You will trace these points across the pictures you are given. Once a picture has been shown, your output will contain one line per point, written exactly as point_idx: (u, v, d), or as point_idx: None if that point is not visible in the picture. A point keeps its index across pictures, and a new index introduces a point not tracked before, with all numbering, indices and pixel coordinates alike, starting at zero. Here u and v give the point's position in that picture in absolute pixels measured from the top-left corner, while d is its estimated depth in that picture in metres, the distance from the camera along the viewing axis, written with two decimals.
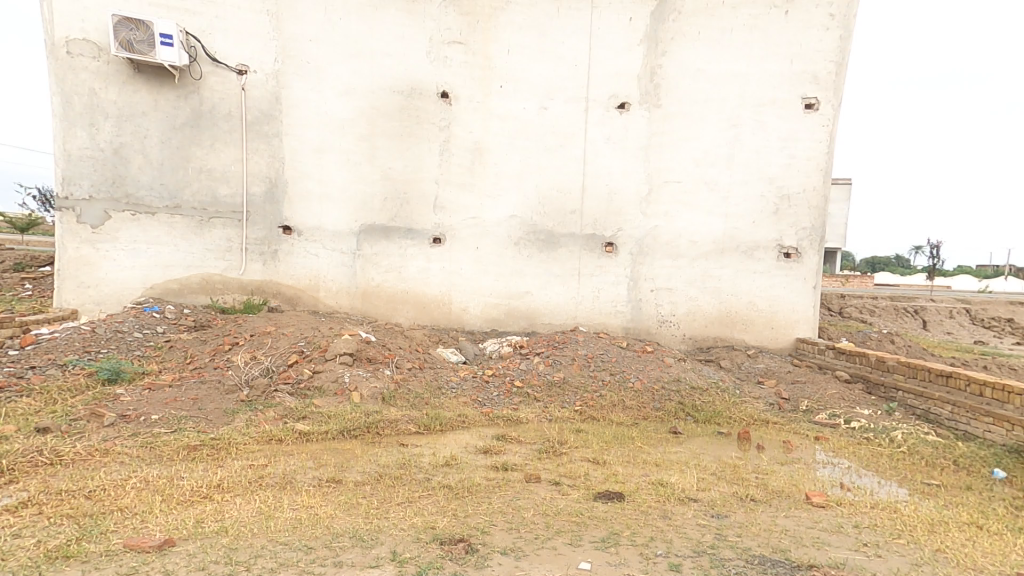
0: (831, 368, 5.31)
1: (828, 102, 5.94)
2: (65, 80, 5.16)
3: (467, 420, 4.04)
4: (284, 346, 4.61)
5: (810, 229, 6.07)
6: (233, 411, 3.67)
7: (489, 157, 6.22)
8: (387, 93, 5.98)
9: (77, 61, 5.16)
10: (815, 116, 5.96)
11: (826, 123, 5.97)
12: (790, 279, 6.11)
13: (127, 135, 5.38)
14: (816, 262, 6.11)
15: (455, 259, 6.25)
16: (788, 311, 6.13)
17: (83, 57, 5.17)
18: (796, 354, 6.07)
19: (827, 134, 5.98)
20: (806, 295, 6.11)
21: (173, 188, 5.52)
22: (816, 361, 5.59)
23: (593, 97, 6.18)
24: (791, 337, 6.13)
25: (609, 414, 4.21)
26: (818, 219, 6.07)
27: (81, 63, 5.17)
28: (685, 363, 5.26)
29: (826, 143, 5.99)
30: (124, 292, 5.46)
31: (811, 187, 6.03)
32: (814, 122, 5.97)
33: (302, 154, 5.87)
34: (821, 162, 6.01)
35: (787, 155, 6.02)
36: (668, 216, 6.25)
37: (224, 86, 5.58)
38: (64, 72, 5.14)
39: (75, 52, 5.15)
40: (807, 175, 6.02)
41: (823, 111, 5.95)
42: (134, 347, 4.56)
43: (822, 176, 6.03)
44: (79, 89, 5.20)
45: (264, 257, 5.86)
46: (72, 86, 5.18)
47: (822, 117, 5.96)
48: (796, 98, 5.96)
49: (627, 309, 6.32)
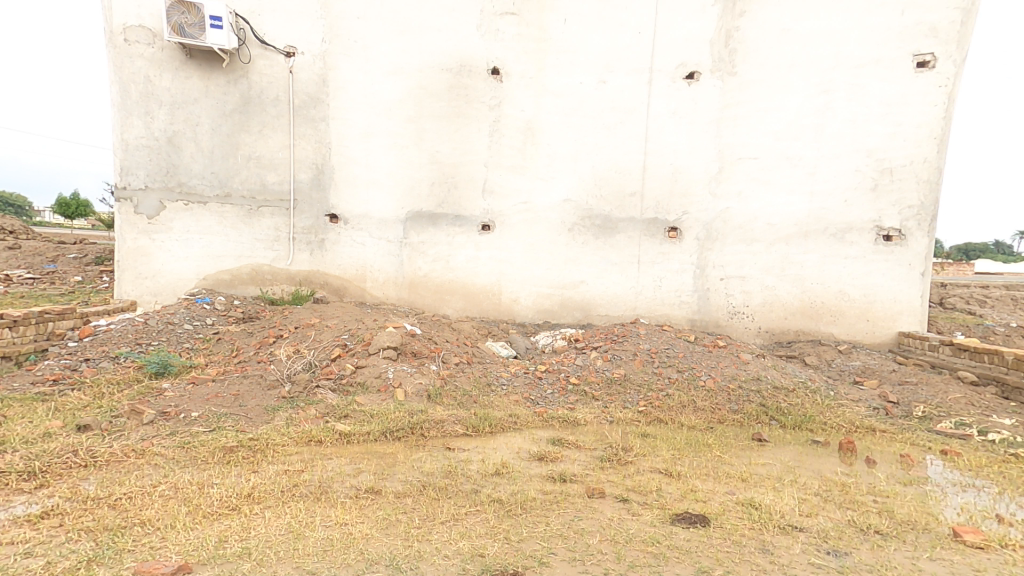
0: (949, 369, 4.58)
1: (947, 58, 5.09)
2: (123, 68, 5.17)
3: (519, 421, 3.67)
4: (327, 340, 4.41)
5: (918, 207, 5.27)
6: (275, 408, 3.48)
7: (542, 138, 5.80)
8: (435, 72, 5.68)
9: (133, 48, 5.16)
10: (929, 75, 5.13)
11: (943, 83, 5.13)
12: (889, 265, 5.34)
13: (179, 123, 5.35)
14: (923, 245, 5.31)
15: (506, 248, 5.88)
16: (885, 301, 5.37)
17: (139, 44, 5.17)
18: (899, 350, 5.31)
19: (945, 96, 5.14)
20: (910, 283, 5.32)
21: (223, 177, 5.46)
22: (926, 358, 4.84)
23: (658, 66, 5.62)
24: (889, 331, 5.37)
25: (677, 416, 3.72)
26: (927, 195, 5.25)
27: (137, 50, 5.17)
28: (764, 359, 4.66)
29: (943, 106, 5.15)
30: (179, 283, 5.47)
31: (919, 158, 5.22)
32: (927, 82, 5.15)
33: (350, 139, 5.68)
34: (934, 130, 5.18)
35: (890, 121, 5.25)
36: (742, 196, 5.61)
37: (273, 69, 5.45)
38: (122, 60, 5.16)
39: (130, 39, 5.15)
40: (916, 145, 5.22)
41: (941, 68, 5.11)
42: (184, 339, 4.50)
43: (935, 146, 5.20)
44: (135, 78, 5.21)
45: (312, 246, 5.72)
46: (128, 73, 5.19)
47: (938, 76, 5.13)
48: (906, 55, 5.15)
49: (693, 300, 5.75)
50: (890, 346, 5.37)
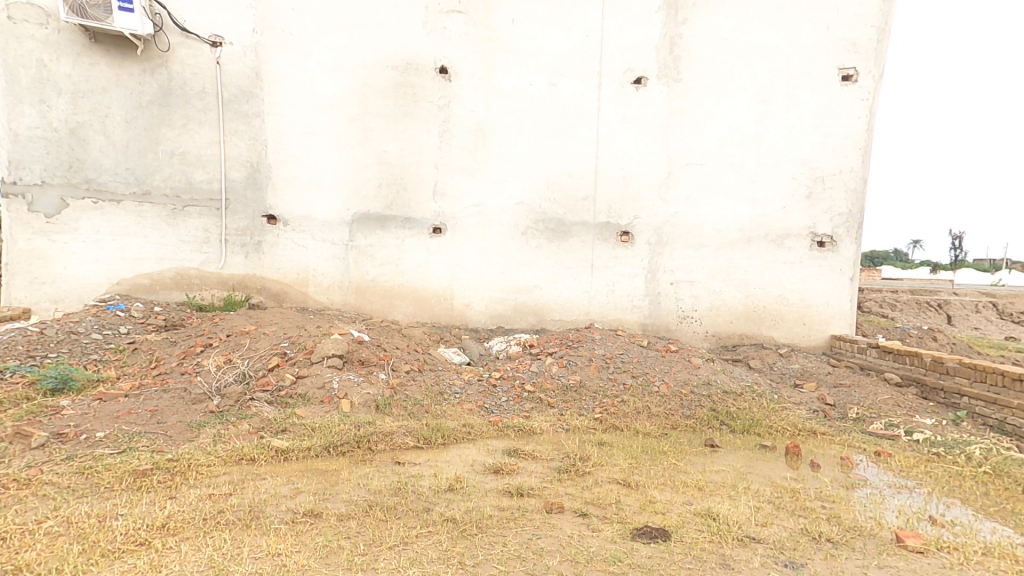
0: (876, 371, 4.79)
1: (867, 73, 5.38)
2: (8, 49, 4.59)
3: (473, 431, 3.53)
4: (263, 348, 4.10)
5: (847, 215, 5.54)
6: (200, 424, 3.18)
7: (493, 139, 5.70)
8: (380, 68, 5.45)
9: (20, 27, 4.60)
10: (853, 89, 5.42)
11: (865, 96, 5.42)
12: (825, 270, 5.58)
13: (84, 114, 4.85)
14: (852, 250, 5.59)
15: (457, 250, 5.73)
16: (821, 306, 5.61)
17: (28, 24, 4.62)
18: (831, 353, 5.54)
19: (866, 109, 5.43)
20: (843, 288, 5.58)
21: (141, 174, 5.02)
22: (856, 361, 5.07)
23: (606, 71, 5.64)
24: (825, 334, 5.61)
25: (632, 423, 3.70)
26: (856, 202, 5.53)
27: (25, 30, 4.62)
28: (714, 364, 4.75)
29: (866, 119, 5.44)
30: (85, 289, 4.95)
31: (848, 168, 5.50)
32: (852, 95, 5.43)
33: (289, 135, 5.36)
34: (861, 141, 5.47)
35: (822, 132, 5.49)
36: (690, 202, 5.72)
37: (197, 59, 5.06)
38: (6, 40, 4.58)
39: (18, 18, 4.59)
40: (844, 155, 5.49)
41: (862, 82, 5.40)
42: (91, 350, 4.06)
43: (861, 156, 5.48)
44: (27, 61, 4.66)
45: (247, 249, 5.36)
46: (15, 56, 4.62)
47: (861, 90, 5.41)
48: (833, 69, 5.41)
49: (644, 304, 5.80)
50: (827, 348, 5.61)
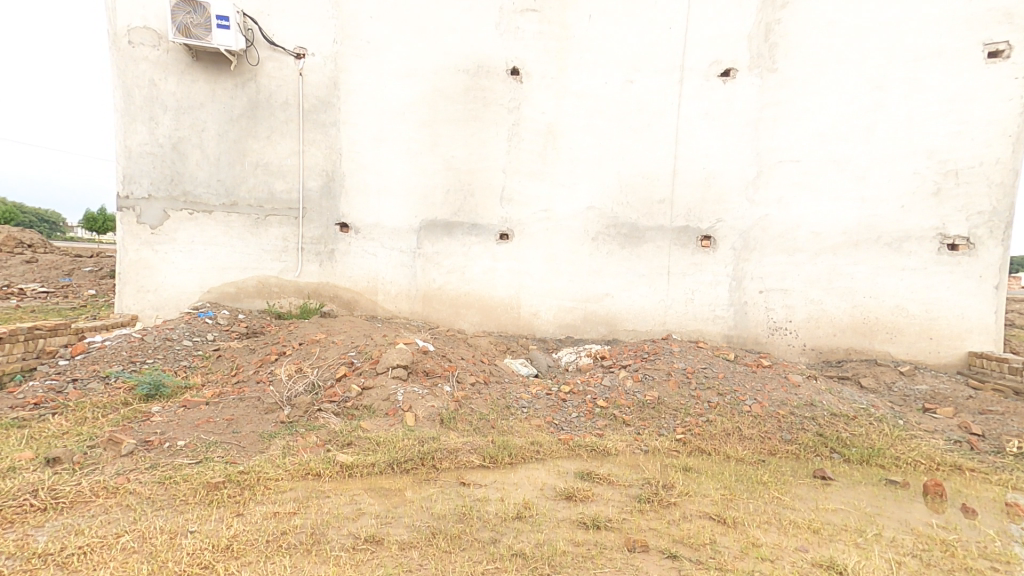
0: None
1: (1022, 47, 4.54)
2: (127, 72, 4.97)
3: (542, 450, 3.27)
4: (332, 357, 4.08)
5: (990, 213, 4.71)
6: (271, 435, 3.15)
7: (564, 142, 5.47)
8: (451, 73, 5.40)
9: (138, 51, 4.97)
10: (1003, 66, 4.58)
11: (1020, 74, 4.55)
12: (957, 277, 4.79)
13: (185, 128, 5.13)
14: (997, 254, 4.74)
15: (525, 259, 5.53)
16: (953, 318, 4.82)
17: (144, 47, 4.97)
18: (971, 372, 4.73)
19: (1021, 88, 4.56)
20: (983, 298, 4.74)
21: (230, 185, 5.23)
22: (1009, 384, 4.31)
23: (690, 64, 5.25)
24: (958, 351, 4.81)
25: (721, 446, 3.29)
26: (1002, 198, 4.68)
27: (141, 53, 4.98)
28: (817, 382, 4.18)
29: (1019, 100, 4.57)
30: (182, 297, 5.22)
31: (992, 159, 4.66)
32: (1000, 73, 4.60)
33: (361, 144, 5.42)
34: (1011, 127, 4.60)
35: (955, 120, 4.72)
36: (783, 202, 5.18)
37: (282, 72, 5.23)
38: (125, 63, 4.96)
39: (136, 42, 4.95)
40: (985, 145, 4.67)
41: (1016, 58, 4.56)
42: (181, 356, 4.21)
43: (1013, 145, 4.60)
44: (140, 82, 5.01)
45: (321, 257, 5.45)
46: (132, 78, 4.99)
47: (1014, 66, 4.56)
48: (974, 45, 4.64)
49: (729, 314, 5.32)
50: (960, 368, 4.82)
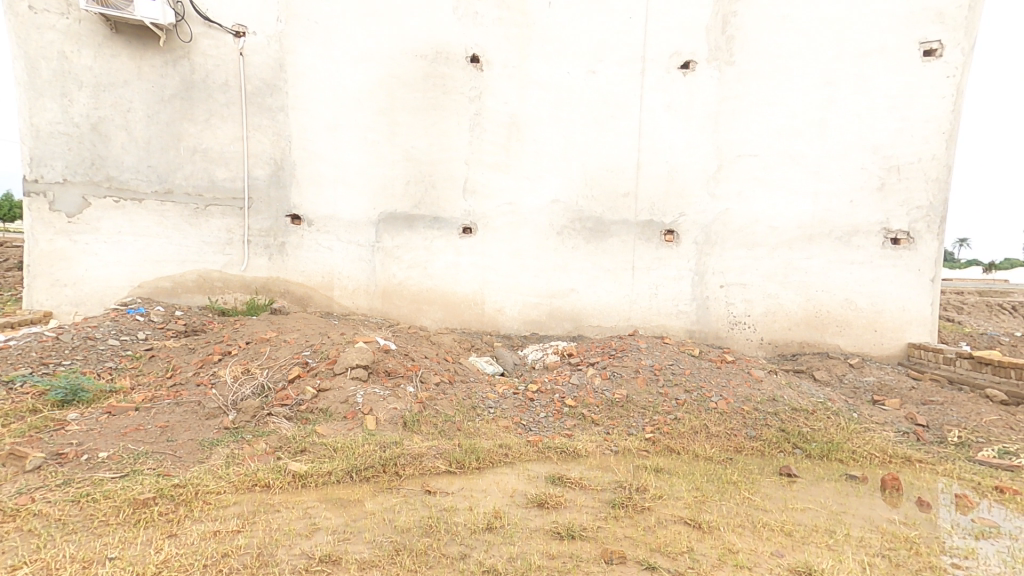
0: (971, 386, 4.18)
1: (955, 46, 4.68)
2: (30, 41, 4.45)
3: (511, 453, 3.14)
4: (284, 357, 3.81)
5: (927, 208, 4.87)
6: (212, 443, 2.89)
7: (527, 132, 5.33)
8: (408, 58, 5.15)
9: (41, 19, 4.44)
10: (937, 65, 4.73)
11: (952, 73, 4.71)
12: (898, 271, 4.94)
13: (106, 108, 4.68)
14: (933, 248, 4.91)
15: (488, 252, 5.38)
16: (895, 311, 4.97)
17: (49, 14, 4.45)
18: (909, 363, 4.89)
19: (954, 86, 4.72)
20: (920, 291, 4.91)
21: (162, 171, 4.82)
22: (943, 373, 4.44)
23: (651, 56, 5.21)
24: (899, 343, 4.97)
25: (690, 445, 3.26)
26: (938, 194, 4.84)
27: (46, 21, 4.46)
28: (778, 377, 4.24)
29: (952, 98, 4.74)
30: (106, 292, 4.77)
31: (929, 155, 4.82)
32: (935, 72, 4.75)
33: (313, 132, 5.10)
34: (945, 124, 4.76)
35: (897, 117, 4.86)
36: (742, 197, 5.23)
37: (219, 50, 4.85)
38: (27, 32, 4.43)
39: (39, 7, 4.43)
40: (923, 141, 4.82)
41: (948, 57, 4.70)
42: (106, 357, 3.83)
43: (946, 142, 4.78)
44: (47, 53, 4.50)
45: (271, 250, 5.12)
46: (38, 48, 4.48)
47: (946, 66, 4.71)
48: (911, 44, 4.77)
49: (691, 309, 5.35)
50: (901, 360, 4.97)
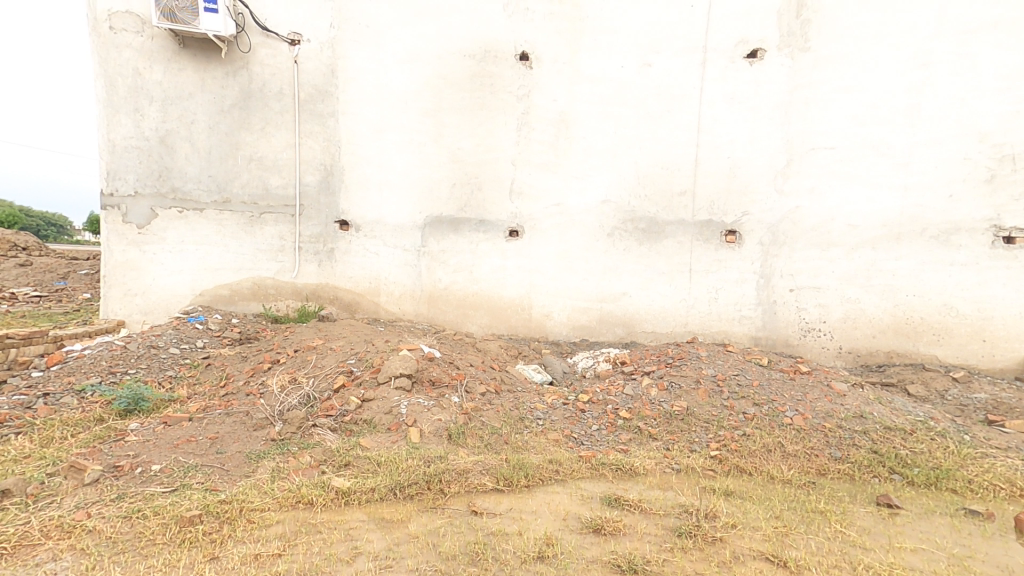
0: None
1: None
2: (109, 60, 4.63)
3: (562, 470, 2.91)
4: (329, 366, 3.75)
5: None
6: (259, 455, 2.83)
7: (577, 131, 5.11)
8: (457, 59, 5.04)
9: (120, 37, 4.62)
10: None
11: None
12: (1015, 274, 4.33)
13: (173, 121, 4.81)
14: None
15: (537, 256, 5.18)
16: (1011, 318, 4.36)
17: (127, 33, 4.63)
18: None
19: None
20: None
21: (222, 181, 4.91)
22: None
23: (714, 45, 4.88)
24: (1015, 354, 4.37)
25: (764, 466, 2.92)
26: None
27: (124, 39, 4.63)
28: (864, 391, 3.80)
29: None
30: (172, 300, 4.91)
31: None
32: None
33: (362, 137, 5.08)
34: None
35: (1014, 97, 4.26)
36: (815, 192, 4.79)
37: (275, 59, 4.90)
38: (107, 50, 4.62)
39: (118, 27, 4.61)
40: None
41: None
42: (167, 366, 3.90)
43: None
44: (123, 70, 4.67)
45: (320, 257, 5.13)
46: (115, 66, 4.65)
47: None
48: None
49: (757, 315, 4.94)
50: (1017, 373, 4.36)
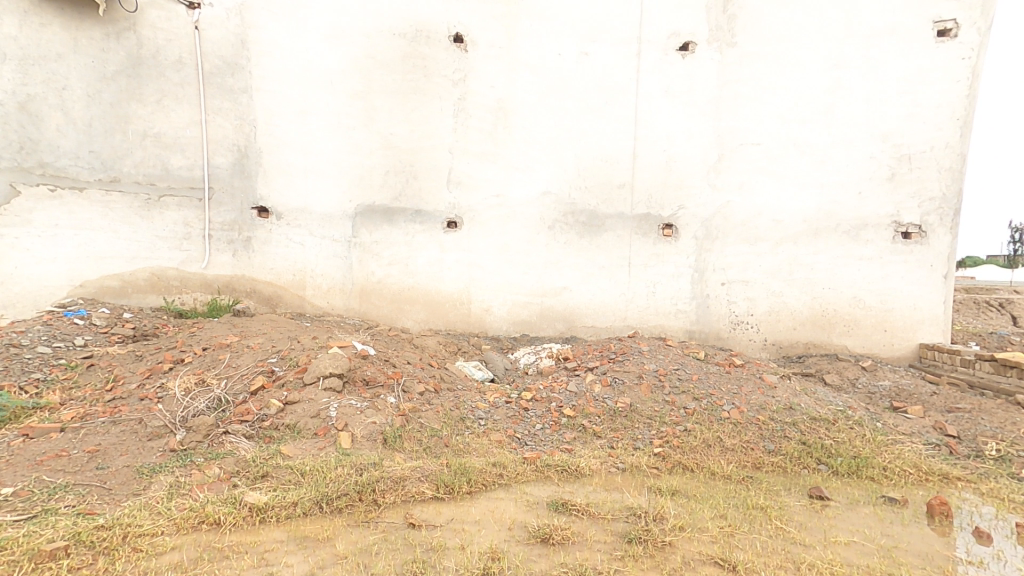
0: (995, 391, 3.88)
1: (970, 26, 4.44)
2: None
3: (506, 474, 2.77)
4: (245, 366, 3.37)
5: (940, 199, 4.63)
6: (154, 469, 2.46)
7: (515, 119, 4.95)
8: (385, 37, 4.71)
9: None
10: (951, 45, 4.48)
11: (966, 54, 4.47)
12: (910, 267, 4.69)
13: (37, 84, 4.09)
14: (947, 242, 4.67)
15: (475, 248, 4.99)
16: (907, 309, 4.73)
17: None
18: (922, 365, 4.64)
19: (969, 68, 4.47)
20: (935, 288, 4.68)
21: (107, 157, 4.31)
22: (962, 377, 4.17)
23: (649, 37, 4.88)
24: (909, 343, 4.74)
25: (705, 461, 2.94)
26: (951, 184, 4.61)
27: None
28: (792, 383, 3.96)
29: (966, 82, 4.49)
30: (42, 292, 4.14)
31: (943, 142, 4.57)
32: (948, 53, 4.50)
33: (281, 116, 4.65)
34: (958, 110, 4.52)
35: (909, 102, 4.59)
36: (745, 188, 4.94)
37: (171, 23, 4.35)
38: None
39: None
40: (935, 128, 4.57)
41: (963, 38, 4.46)
42: (33, 367, 3.34)
43: (961, 129, 4.54)
44: None
45: (235, 246, 4.66)
46: None
47: (960, 46, 4.47)
48: (924, 23, 4.51)
49: (691, 309, 5.05)
50: (912, 360, 4.74)
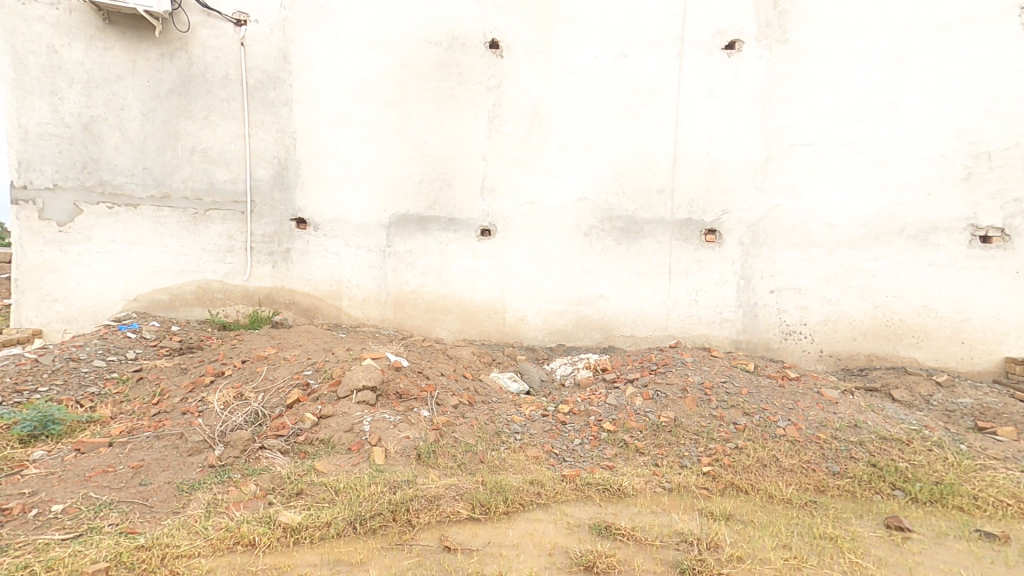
0: None
1: None
2: (17, 34, 4.07)
3: (544, 492, 2.61)
4: (282, 378, 3.35)
5: None
6: (193, 486, 2.43)
7: (551, 124, 4.84)
8: (421, 45, 4.70)
9: (30, 10, 4.06)
10: None
11: None
12: (990, 274, 4.28)
13: (99, 106, 4.28)
14: None
15: (509, 256, 4.89)
16: (986, 320, 4.30)
17: (38, 5, 4.07)
18: (1009, 381, 4.21)
19: None
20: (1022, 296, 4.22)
21: (159, 174, 4.43)
22: None
23: (692, 36, 4.69)
24: (994, 357, 4.30)
25: (760, 483, 2.71)
26: None
27: (35, 13, 4.07)
28: (856, 398, 3.66)
29: None
30: (100, 307, 4.35)
31: None
32: None
33: (319, 128, 4.68)
34: None
35: (990, 94, 4.21)
36: (795, 190, 4.66)
37: (219, 41, 4.46)
38: (14, 24, 4.05)
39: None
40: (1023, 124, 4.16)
41: None
42: (88, 382, 3.41)
43: None
44: (35, 47, 4.11)
45: (274, 257, 4.71)
46: (25, 42, 4.09)
47: None
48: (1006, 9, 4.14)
49: (737, 317, 4.79)
50: (996, 376, 4.30)
